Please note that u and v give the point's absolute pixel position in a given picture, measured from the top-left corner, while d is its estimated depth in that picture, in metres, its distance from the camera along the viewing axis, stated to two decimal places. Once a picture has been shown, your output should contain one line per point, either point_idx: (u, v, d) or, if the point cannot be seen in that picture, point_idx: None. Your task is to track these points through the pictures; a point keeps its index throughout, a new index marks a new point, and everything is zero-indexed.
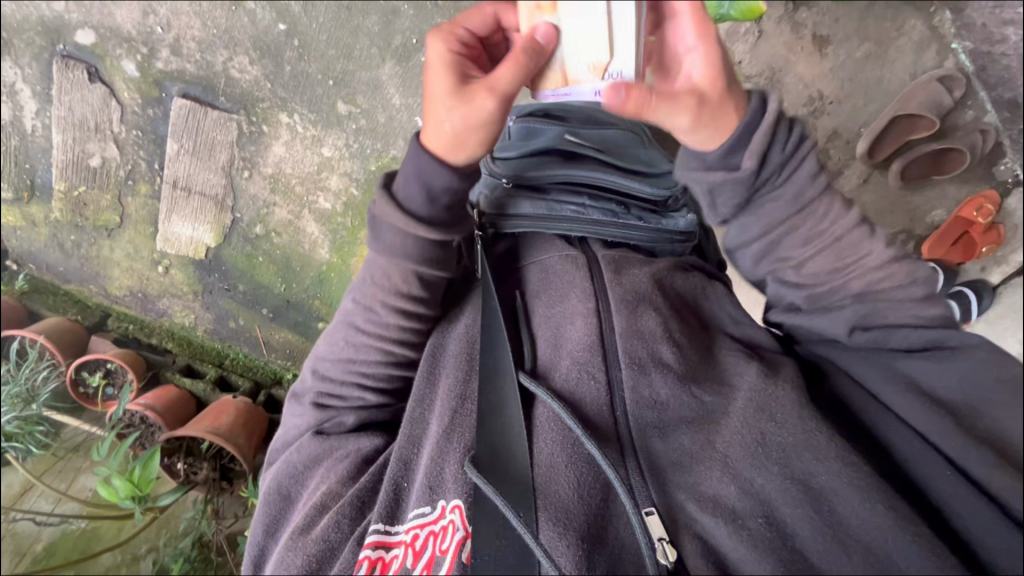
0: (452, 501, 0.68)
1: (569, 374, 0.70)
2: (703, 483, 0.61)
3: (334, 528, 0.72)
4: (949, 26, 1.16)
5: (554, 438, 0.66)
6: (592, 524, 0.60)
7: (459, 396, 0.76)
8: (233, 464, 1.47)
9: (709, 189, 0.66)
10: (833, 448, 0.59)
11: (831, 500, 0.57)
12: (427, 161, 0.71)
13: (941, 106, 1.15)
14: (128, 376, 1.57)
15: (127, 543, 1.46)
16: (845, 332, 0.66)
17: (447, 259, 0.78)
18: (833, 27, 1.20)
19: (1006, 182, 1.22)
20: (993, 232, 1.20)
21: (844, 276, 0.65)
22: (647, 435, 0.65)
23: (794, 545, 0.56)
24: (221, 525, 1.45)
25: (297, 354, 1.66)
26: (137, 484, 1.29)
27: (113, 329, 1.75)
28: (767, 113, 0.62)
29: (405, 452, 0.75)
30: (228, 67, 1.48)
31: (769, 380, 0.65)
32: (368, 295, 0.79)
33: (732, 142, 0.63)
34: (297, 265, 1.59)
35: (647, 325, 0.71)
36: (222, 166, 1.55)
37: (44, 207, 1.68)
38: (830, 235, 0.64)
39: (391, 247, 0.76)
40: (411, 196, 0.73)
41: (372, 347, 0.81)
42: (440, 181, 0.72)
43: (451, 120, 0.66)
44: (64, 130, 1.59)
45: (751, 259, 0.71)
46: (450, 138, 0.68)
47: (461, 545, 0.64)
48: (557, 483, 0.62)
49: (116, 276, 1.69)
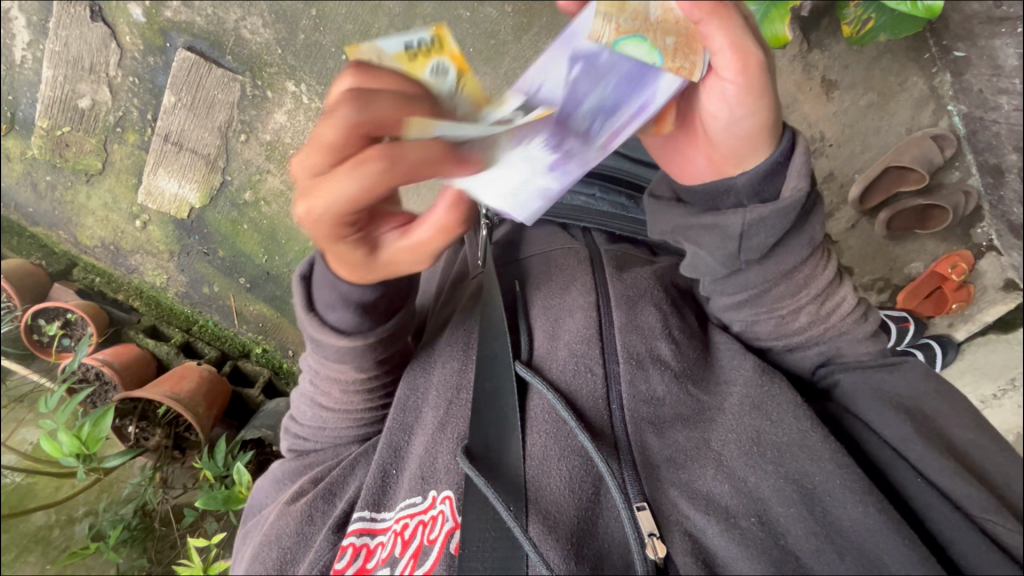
0: (443, 491, 0.65)
1: (566, 365, 0.69)
2: (696, 480, 0.61)
3: (305, 522, 0.70)
4: (948, 88, 1.20)
5: (546, 429, 0.65)
6: (582, 520, 0.59)
7: (454, 386, 0.74)
8: (189, 433, 1.42)
9: (743, 227, 0.62)
10: (828, 447, 0.59)
11: (824, 500, 0.57)
12: (344, 286, 0.65)
13: (932, 164, 1.18)
14: (87, 330, 1.50)
15: (63, 503, 1.39)
16: (808, 369, 0.71)
17: (398, 336, 0.72)
18: (842, 74, 1.25)
19: (981, 245, 1.26)
20: (963, 291, 1.25)
21: (823, 326, 0.68)
22: (642, 429, 0.64)
23: (785, 545, 0.56)
24: (168, 494, 1.38)
25: (269, 328, 1.61)
26: (85, 442, 1.21)
27: (78, 279, 1.66)
28: (801, 146, 0.61)
29: (395, 439, 0.73)
30: (240, 26, 1.44)
31: (766, 377, 0.66)
32: (325, 384, 0.75)
33: (780, 158, 0.61)
34: (283, 237, 1.55)
35: (647, 320, 0.71)
36: (219, 126, 1.51)
37: (23, 142, 1.60)
38: (815, 287, 0.67)
39: (337, 355, 0.70)
40: (340, 314, 0.67)
41: (338, 419, 0.78)
42: (370, 294, 0.67)
43: (366, 268, 0.62)
44: (56, 66, 1.53)
45: (730, 305, 0.70)
46: (366, 272, 0.64)
47: (450, 536, 0.62)
48: (548, 478, 0.61)
49: (90, 225, 1.62)
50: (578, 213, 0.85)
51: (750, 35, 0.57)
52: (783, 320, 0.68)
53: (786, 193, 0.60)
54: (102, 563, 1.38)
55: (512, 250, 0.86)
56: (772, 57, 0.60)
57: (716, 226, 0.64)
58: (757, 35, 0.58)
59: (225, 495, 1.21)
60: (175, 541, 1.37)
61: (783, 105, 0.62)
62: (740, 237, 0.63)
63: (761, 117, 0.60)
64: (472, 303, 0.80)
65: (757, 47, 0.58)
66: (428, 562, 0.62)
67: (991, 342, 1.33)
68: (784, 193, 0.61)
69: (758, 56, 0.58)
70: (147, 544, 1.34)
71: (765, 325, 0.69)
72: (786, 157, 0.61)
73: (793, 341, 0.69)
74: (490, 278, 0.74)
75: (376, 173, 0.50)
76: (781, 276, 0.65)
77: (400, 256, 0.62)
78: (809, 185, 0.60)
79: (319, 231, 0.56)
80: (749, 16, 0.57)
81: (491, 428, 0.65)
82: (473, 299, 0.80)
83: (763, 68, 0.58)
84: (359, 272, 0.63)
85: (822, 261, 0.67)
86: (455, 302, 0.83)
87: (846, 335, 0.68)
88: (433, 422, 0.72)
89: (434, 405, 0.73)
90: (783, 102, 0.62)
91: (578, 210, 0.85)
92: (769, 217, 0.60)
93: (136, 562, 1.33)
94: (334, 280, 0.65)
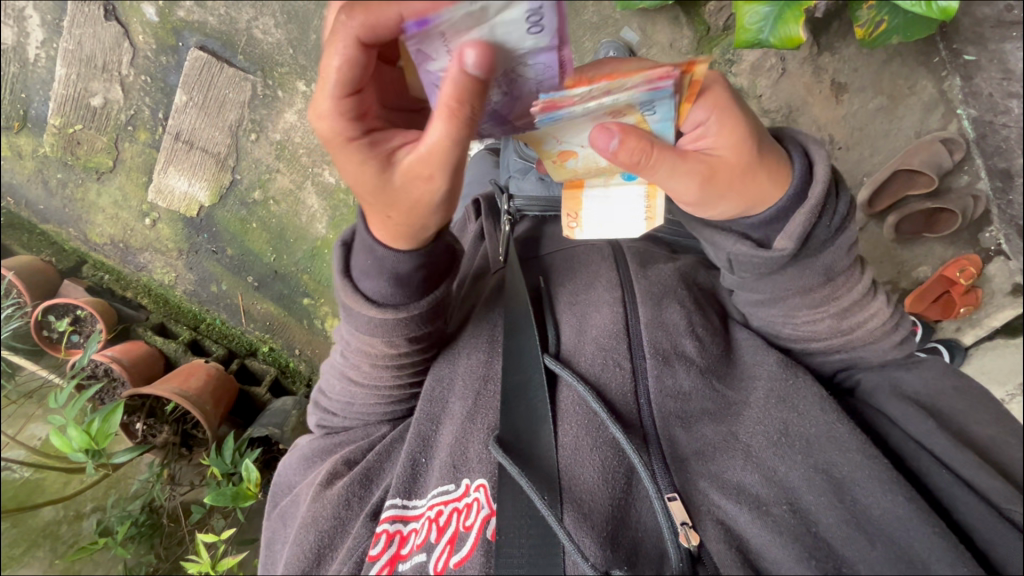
0: (477, 480, 0.66)
1: (594, 360, 0.69)
2: (726, 471, 0.61)
3: (344, 505, 0.72)
4: (956, 92, 1.19)
5: (578, 421, 0.65)
6: (616, 508, 0.60)
7: (482, 377, 0.74)
8: (196, 431, 1.43)
9: (731, 258, 0.65)
10: (856, 438, 0.59)
11: (853, 490, 0.57)
12: (379, 250, 0.63)
13: (941, 167, 1.18)
14: (97, 326, 1.50)
15: (72, 498, 1.39)
16: (828, 373, 0.71)
17: (439, 312, 0.70)
18: (851, 76, 1.25)
19: (989, 249, 1.26)
20: (971, 295, 1.25)
21: (844, 337, 0.67)
22: (670, 423, 0.65)
23: (816, 532, 0.56)
24: (176, 490, 1.39)
25: (276, 327, 1.61)
26: (93, 437, 1.21)
27: (88, 276, 1.67)
28: (814, 198, 0.61)
29: (424, 428, 0.74)
30: (252, 27, 1.46)
31: (790, 370, 0.66)
32: (356, 357, 0.73)
33: (772, 214, 0.63)
34: (291, 236, 1.55)
35: (671, 317, 0.71)
36: (230, 125, 1.52)
37: (35, 139, 1.61)
38: (843, 301, 0.65)
39: (366, 326, 0.68)
40: (374, 282, 0.65)
41: (367, 395, 0.77)
42: (403, 262, 0.64)
43: (391, 210, 0.58)
44: (69, 64, 1.54)
45: (750, 303, 0.70)
46: (399, 225, 0.60)
47: (487, 522, 0.63)
48: (582, 468, 0.62)
49: (100, 222, 1.63)
50: None
51: (705, 135, 0.60)
52: (801, 326, 0.67)
53: (775, 245, 0.62)
54: (110, 559, 1.39)
55: (533, 246, 0.87)
56: (722, 162, 0.60)
57: (712, 248, 0.68)
58: (719, 129, 0.59)
59: (234, 491, 1.21)
60: (182, 537, 1.39)
61: (759, 189, 0.61)
62: (728, 263, 0.66)
63: (724, 208, 0.63)
64: (494, 297, 0.80)
65: (696, 175, 0.59)
66: (464, 550, 0.63)
67: (1000, 347, 1.33)
68: (776, 243, 0.62)
69: (693, 190, 0.60)
70: (154, 541, 1.33)
71: (783, 328, 0.69)
72: (792, 206, 0.62)
73: (812, 345, 0.69)
74: (517, 275, 0.76)
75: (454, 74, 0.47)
76: (806, 289, 0.64)
77: (416, 190, 0.55)
78: (797, 248, 0.61)
79: (329, 133, 0.54)
80: (709, 116, 0.59)
81: (522, 418, 0.65)
82: (495, 296, 0.80)
83: (717, 166, 0.60)
84: (391, 219, 0.59)
85: (857, 272, 0.65)
86: (479, 293, 0.83)
87: (872, 345, 0.67)
88: (462, 412, 0.72)
89: (462, 396, 0.74)
90: (760, 188, 0.61)
91: None
92: (755, 258, 0.63)
93: (144, 559, 1.30)
94: (370, 241, 0.63)
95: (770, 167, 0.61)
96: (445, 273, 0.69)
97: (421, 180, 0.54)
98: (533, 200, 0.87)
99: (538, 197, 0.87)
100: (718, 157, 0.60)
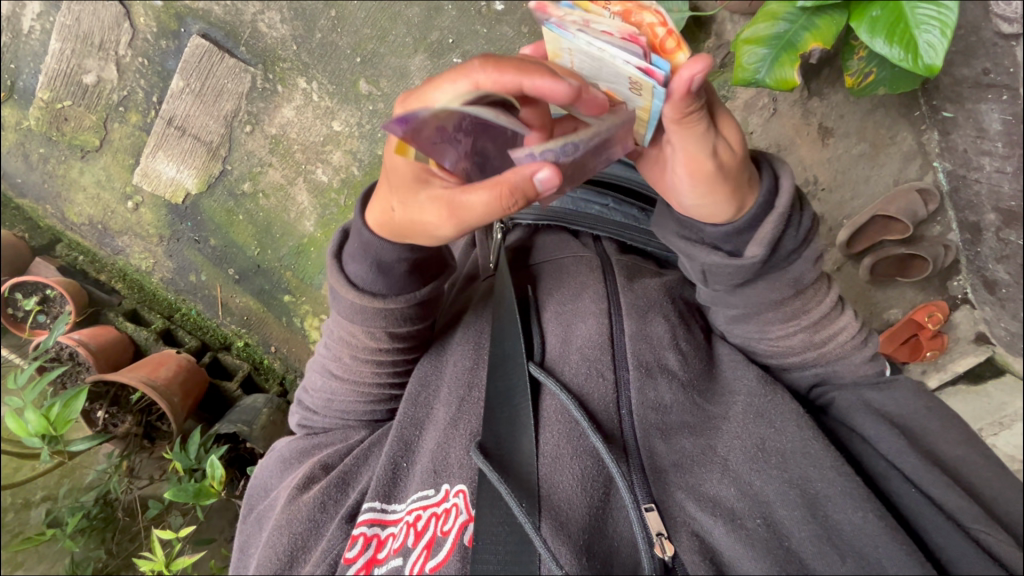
0: (457, 485, 0.66)
1: (579, 369, 0.70)
2: (704, 484, 0.61)
3: (319, 508, 0.71)
4: (934, 145, 1.25)
5: (560, 429, 0.65)
6: (593, 517, 0.60)
7: (466, 384, 0.74)
8: (160, 422, 1.38)
9: (704, 270, 0.66)
10: (829, 456, 0.60)
11: (825, 505, 0.58)
12: (369, 233, 0.66)
13: (916, 215, 1.23)
14: (66, 307, 1.46)
15: (19, 486, 1.33)
16: (804, 388, 0.72)
17: (423, 316, 0.74)
18: (838, 121, 1.30)
19: (956, 297, 1.33)
20: (938, 339, 1.29)
21: (817, 351, 0.68)
22: (650, 435, 0.65)
23: (789, 546, 0.57)
24: (133, 483, 1.34)
25: (252, 321, 1.58)
26: (53, 423, 1.17)
27: (60, 255, 1.62)
28: (779, 207, 0.62)
29: (407, 434, 0.73)
30: (257, 19, 1.45)
31: (769, 387, 0.67)
32: (338, 348, 0.75)
33: (739, 225, 0.64)
34: (277, 232, 1.53)
35: (655, 330, 0.72)
36: (225, 115, 1.50)
37: (20, 112, 1.57)
38: (812, 316, 0.67)
39: (352, 314, 0.71)
40: (360, 266, 0.68)
41: (346, 391, 0.78)
42: (390, 251, 0.67)
43: (401, 209, 0.62)
44: (64, 39, 1.52)
45: (729, 319, 0.71)
46: (394, 222, 0.64)
47: (464, 527, 0.62)
48: (561, 475, 0.62)
49: (79, 201, 1.59)
50: (591, 222, 0.86)
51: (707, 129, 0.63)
52: (776, 341, 0.69)
53: (747, 252, 0.64)
54: (56, 551, 1.33)
55: (523, 254, 0.88)
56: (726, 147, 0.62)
57: (687, 261, 0.69)
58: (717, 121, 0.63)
59: (196, 488, 1.18)
60: (137, 532, 1.34)
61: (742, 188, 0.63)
62: (703, 275, 0.67)
63: (717, 203, 0.63)
64: (483, 303, 0.81)
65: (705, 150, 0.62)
66: (441, 554, 0.62)
67: (962, 393, 1.38)
68: (747, 251, 0.64)
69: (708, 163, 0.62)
70: (105, 535, 1.29)
71: (759, 344, 0.70)
72: (761, 214, 0.63)
73: (789, 361, 0.70)
74: (506, 278, 0.75)
75: (483, 193, 0.54)
76: (778, 302, 0.66)
77: (428, 215, 0.59)
78: (767, 254, 0.62)
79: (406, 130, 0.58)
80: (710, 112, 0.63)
81: (504, 425, 0.66)
82: (483, 301, 0.81)
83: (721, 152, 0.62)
84: (395, 217, 0.63)
85: (822, 287, 0.68)
86: (468, 299, 0.84)
87: (844, 359, 0.68)
88: (445, 417, 0.72)
89: (447, 402, 0.73)
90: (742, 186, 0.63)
91: (590, 217, 0.86)
92: (728, 268, 0.64)
93: (93, 553, 1.26)
94: (362, 225, 0.67)
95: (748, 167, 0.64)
96: (435, 276, 0.73)
97: (446, 210, 0.57)
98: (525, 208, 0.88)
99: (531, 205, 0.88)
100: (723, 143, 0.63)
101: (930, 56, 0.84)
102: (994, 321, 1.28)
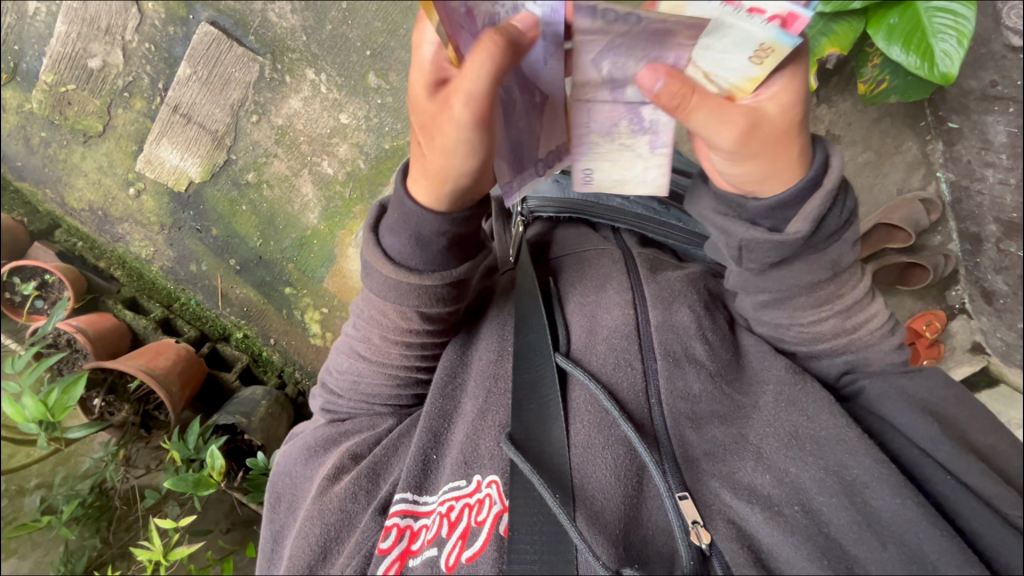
0: (489, 476, 0.66)
1: (606, 358, 0.70)
2: (737, 472, 0.61)
3: (351, 499, 0.71)
4: (938, 155, 1.26)
5: (590, 419, 0.66)
6: (628, 506, 0.60)
7: (492, 375, 0.74)
8: (158, 412, 1.36)
9: (740, 245, 0.64)
10: (864, 444, 0.59)
11: (863, 492, 0.57)
12: (409, 204, 0.64)
13: (918, 224, 1.23)
14: (65, 293, 1.45)
15: (15, 472, 1.32)
16: (834, 375, 0.70)
17: (460, 295, 0.71)
18: (844, 129, 1.29)
19: (953, 306, 1.33)
20: (934, 348, 1.30)
21: (848, 338, 0.67)
22: (680, 424, 0.65)
23: (828, 533, 0.57)
24: (129, 473, 1.33)
25: (253, 312, 1.57)
26: (50, 408, 1.15)
27: (59, 241, 1.60)
28: (826, 187, 0.60)
29: (435, 425, 0.73)
30: (267, 10, 1.45)
31: (798, 375, 0.67)
32: (367, 328, 0.73)
33: (785, 198, 0.61)
34: (281, 223, 1.52)
35: (681, 320, 0.72)
36: (231, 104, 1.49)
37: (22, 94, 1.55)
38: (845, 301, 0.67)
39: (382, 290, 0.69)
40: (397, 238, 0.66)
41: (373, 373, 0.77)
42: (431, 224, 0.64)
43: (427, 143, 0.58)
44: (71, 22, 1.50)
45: (757, 304, 0.71)
46: (423, 165, 0.60)
47: (499, 518, 0.63)
48: (594, 466, 0.62)
49: (80, 186, 1.57)
50: (607, 212, 0.87)
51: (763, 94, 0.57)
52: (806, 327, 0.68)
53: (788, 228, 0.62)
54: (49, 540, 1.31)
55: (545, 247, 0.88)
56: (766, 118, 0.57)
57: (722, 237, 0.66)
58: (781, 85, 0.57)
59: (196, 478, 1.17)
60: (133, 522, 1.33)
61: (781, 159, 0.59)
62: (739, 251, 0.65)
63: (753, 170, 0.60)
64: (505, 295, 0.81)
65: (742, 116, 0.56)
66: (477, 545, 0.63)
67: None
68: (788, 227, 0.62)
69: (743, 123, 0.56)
70: (98, 524, 1.27)
71: (788, 332, 0.70)
72: (808, 190, 0.60)
73: (818, 348, 0.69)
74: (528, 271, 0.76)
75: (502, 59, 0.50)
76: (812, 286, 0.65)
77: (450, 119, 0.54)
78: (811, 230, 0.61)
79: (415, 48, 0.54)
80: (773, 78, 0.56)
81: (533, 413, 0.66)
82: (506, 294, 0.81)
83: (760, 123, 0.57)
84: (422, 157, 0.60)
85: (857, 273, 0.67)
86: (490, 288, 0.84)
87: (876, 347, 0.67)
88: (473, 409, 0.72)
89: (474, 394, 0.73)
90: (779, 157, 0.59)
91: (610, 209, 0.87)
92: (768, 244, 0.62)
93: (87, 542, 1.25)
94: (403, 196, 0.64)
95: (795, 138, 0.59)
96: (473, 255, 0.71)
97: (470, 101, 0.52)
98: (546, 202, 0.89)
99: (552, 198, 0.89)
100: (765, 114, 0.57)
101: (946, 64, 0.86)
102: (991, 331, 1.30)
